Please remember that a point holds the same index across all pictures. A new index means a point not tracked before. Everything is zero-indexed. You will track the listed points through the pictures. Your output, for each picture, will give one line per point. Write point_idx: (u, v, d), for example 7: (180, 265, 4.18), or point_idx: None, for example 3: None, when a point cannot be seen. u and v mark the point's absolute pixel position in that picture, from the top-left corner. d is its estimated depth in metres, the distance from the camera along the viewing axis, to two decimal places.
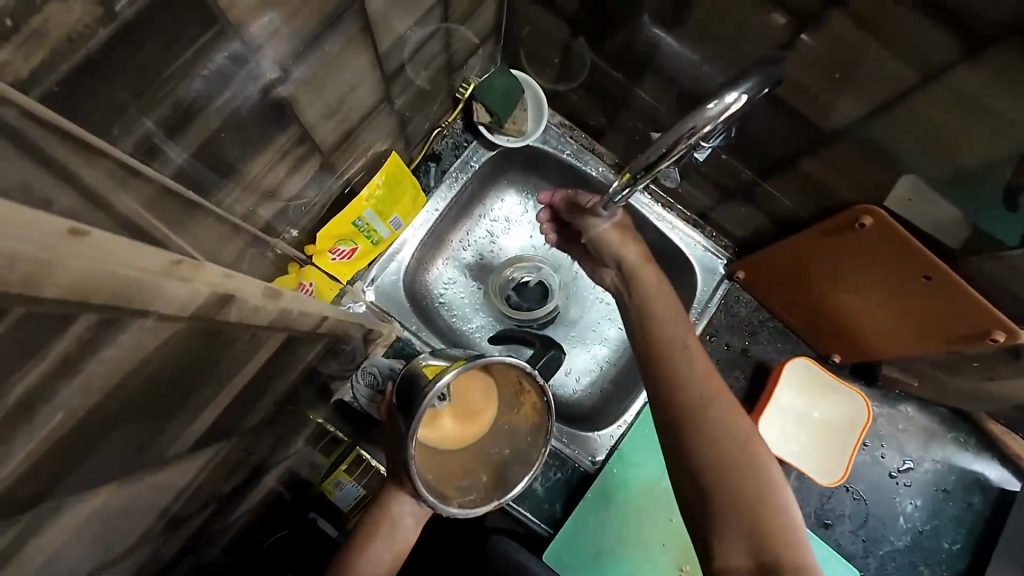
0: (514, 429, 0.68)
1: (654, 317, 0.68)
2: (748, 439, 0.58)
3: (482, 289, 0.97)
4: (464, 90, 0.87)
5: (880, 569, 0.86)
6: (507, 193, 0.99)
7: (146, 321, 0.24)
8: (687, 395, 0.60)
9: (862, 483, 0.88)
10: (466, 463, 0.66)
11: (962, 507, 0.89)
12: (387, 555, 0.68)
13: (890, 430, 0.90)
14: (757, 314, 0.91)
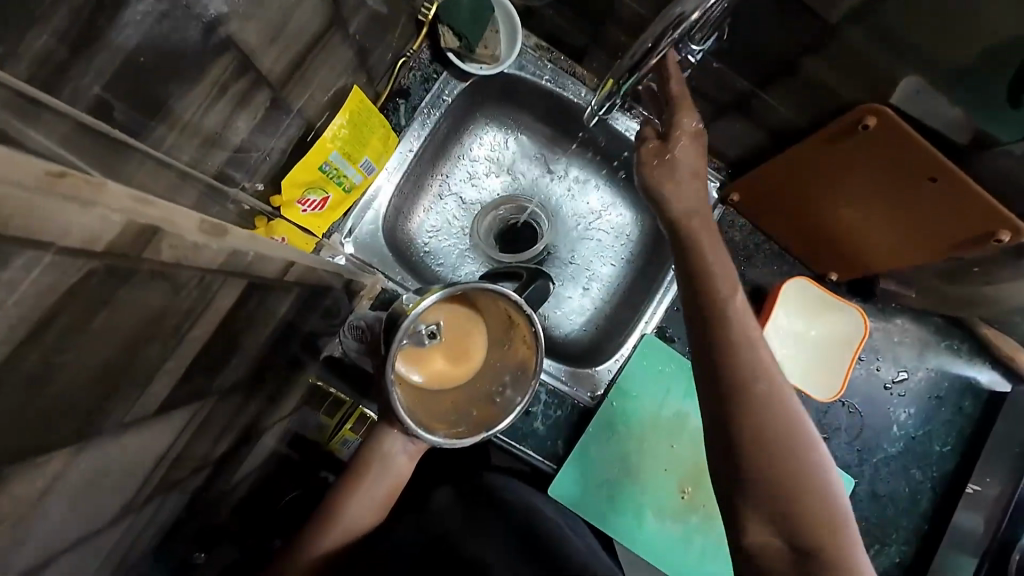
0: (504, 366, 0.67)
1: (708, 284, 0.61)
2: (792, 424, 0.54)
3: (468, 235, 0.93)
4: (426, 10, 0.77)
5: (874, 476, 0.88)
6: (486, 130, 0.93)
7: (44, 254, 0.19)
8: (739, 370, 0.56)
9: (857, 396, 0.89)
10: (458, 400, 0.65)
11: (953, 411, 0.91)
12: (376, 498, 0.69)
13: (885, 342, 0.91)
14: (752, 238, 0.88)
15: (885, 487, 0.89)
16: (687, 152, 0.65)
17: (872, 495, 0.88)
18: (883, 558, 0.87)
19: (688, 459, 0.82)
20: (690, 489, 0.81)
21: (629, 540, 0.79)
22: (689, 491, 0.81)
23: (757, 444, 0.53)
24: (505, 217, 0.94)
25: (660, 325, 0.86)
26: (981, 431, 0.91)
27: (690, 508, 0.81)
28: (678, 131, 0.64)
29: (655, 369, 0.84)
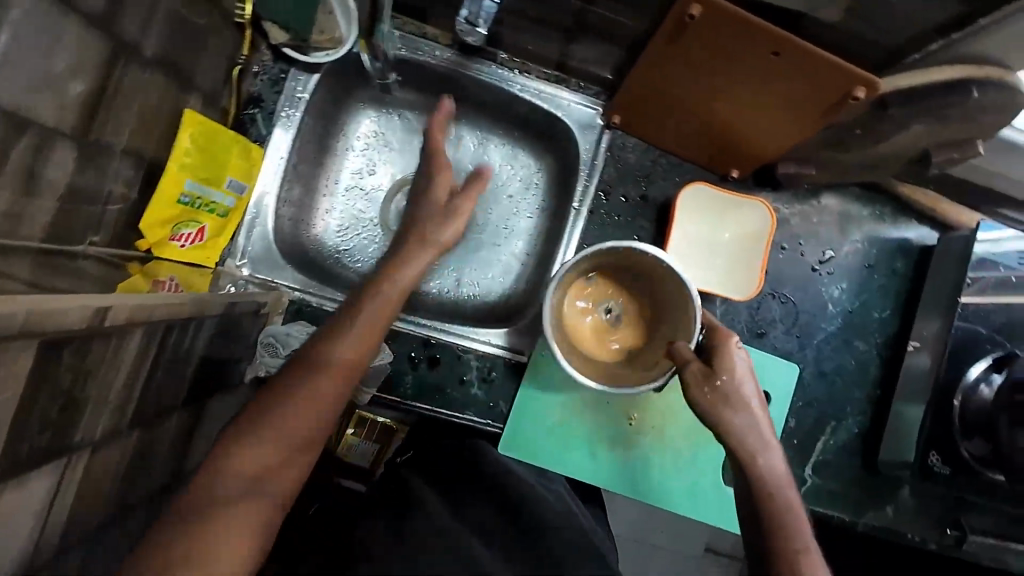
0: (615, 373, 0.78)
1: (776, 477, 0.64)
2: None
3: (379, 225, 0.91)
4: (242, 9, 0.71)
5: (818, 357, 0.90)
6: (363, 115, 0.91)
7: None
8: (783, 542, 0.59)
9: (786, 286, 0.89)
10: (575, 343, 0.80)
11: (886, 275, 0.91)
12: (269, 448, 0.54)
13: (805, 227, 0.90)
14: (648, 156, 0.86)
15: (830, 365, 0.90)
16: (740, 382, 0.68)
17: (819, 376, 0.90)
18: (842, 431, 0.90)
19: None
20: (636, 415, 0.83)
21: (588, 475, 0.82)
22: (636, 417, 0.83)
23: None
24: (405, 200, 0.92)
25: None
26: (917, 287, 0.91)
27: (638, 432, 0.83)
28: (723, 365, 0.69)
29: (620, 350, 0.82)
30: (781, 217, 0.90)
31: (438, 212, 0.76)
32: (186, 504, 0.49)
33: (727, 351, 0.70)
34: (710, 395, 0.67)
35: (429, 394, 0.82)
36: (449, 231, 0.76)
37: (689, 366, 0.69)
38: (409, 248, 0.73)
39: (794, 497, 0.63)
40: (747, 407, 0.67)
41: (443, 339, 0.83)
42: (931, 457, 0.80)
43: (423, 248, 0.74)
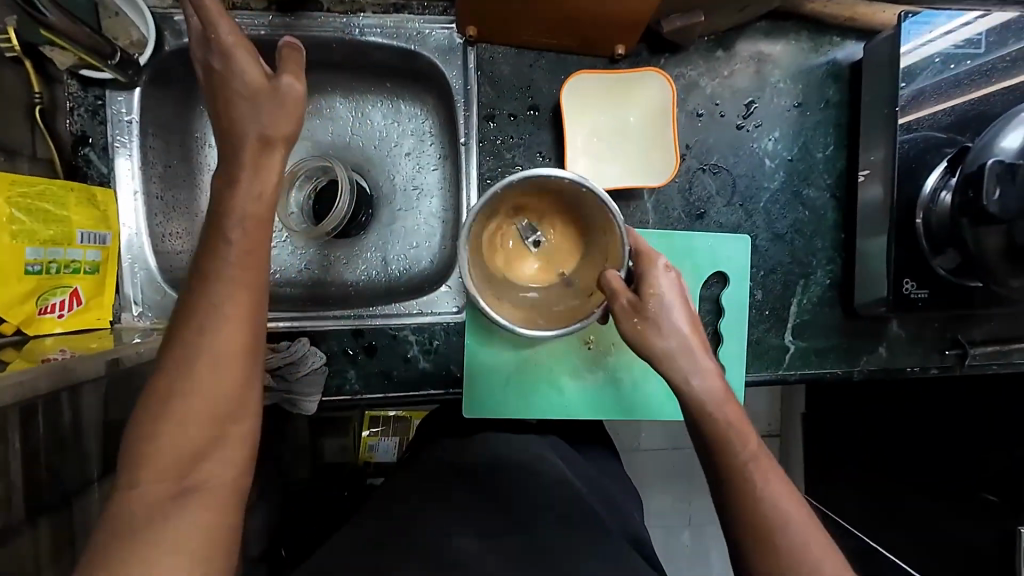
0: (554, 310, 0.70)
1: (705, 386, 0.61)
2: (779, 510, 0.54)
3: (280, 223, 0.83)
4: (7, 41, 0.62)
5: (769, 220, 0.82)
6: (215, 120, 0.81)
7: None
8: (729, 463, 0.58)
9: (716, 154, 0.80)
10: (504, 287, 0.71)
11: (821, 109, 0.82)
12: (164, 465, 0.42)
13: (718, 83, 0.80)
14: (523, 60, 0.77)
15: (784, 223, 0.83)
16: (669, 307, 0.63)
17: (776, 238, 0.83)
18: (813, 287, 0.84)
19: None
20: (593, 337, 0.79)
21: (563, 412, 0.79)
22: (592, 339, 0.79)
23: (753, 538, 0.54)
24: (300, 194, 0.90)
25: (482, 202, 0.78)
26: (856, 111, 0.82)
27: (600, 354, 0.79)
28: (649, 290, 0.63)
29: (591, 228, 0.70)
30: (691, 82, 0.79)
31: (260, 95, 0.53)
32: (103, 534, 0.41)
33: (650, 275, 0.64)
34: (638, 325, 0.63)
35: (376, 382, 0.78)
36: (289, 121, 0.53)
37: (618, 298, 0.63)
38: (254, 159, 0.52)
39: (728, 406, 0.60)
40: (676, 329, 0.62)
41: (371, 324, 0.77)
42: (905, 284, 0.73)
43: (267, 152, 0.52)
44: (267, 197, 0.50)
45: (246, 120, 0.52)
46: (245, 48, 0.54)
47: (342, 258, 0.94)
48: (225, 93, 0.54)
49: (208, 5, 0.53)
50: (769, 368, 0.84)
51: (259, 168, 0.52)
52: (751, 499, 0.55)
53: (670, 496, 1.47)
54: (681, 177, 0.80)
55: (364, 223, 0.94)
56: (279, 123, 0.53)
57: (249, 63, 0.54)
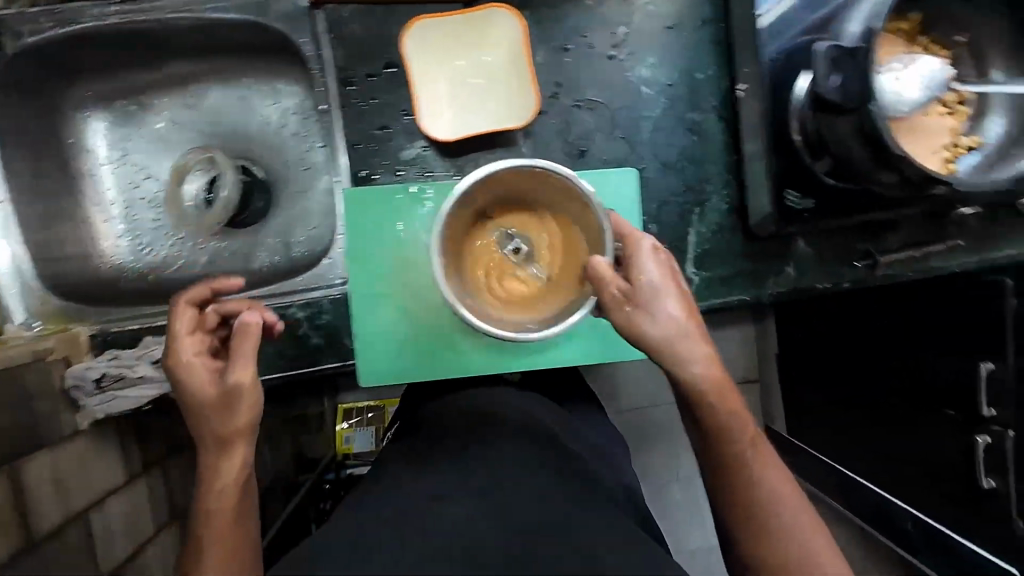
0: (554, 312, 0.65)
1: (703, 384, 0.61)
2: (775, 491, 0.59)
3: (166, 218, 0.90)
4: None
5: (655, 151, 0.79)
6: (96, 120, 0.87)
7: None
8: (726, 451, 0.61)
9: (589, 89, 0.77)
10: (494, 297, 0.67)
11: (697, 28, 0.77)
12: None
13: (583, 13, 0.76)
14: (371, 17, 0.73)
15: (671, 152, 0.80)
16: (661, 293, 0.59)
17: (664, 167, 0.80)
18: (711, 214, 0.81)
19: None
20: None
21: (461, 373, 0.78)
22: None
23: (746, 517, 0.59)
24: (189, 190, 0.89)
25: (352, 170, 0.76)
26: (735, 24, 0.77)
27: None
28: (637, 277, 0.60)
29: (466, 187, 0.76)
30: (553, 16, 0.76)
31: (212, 405, 0.61)
32: None
33: (637, 261, 0.61)
34: (631, 315, 0.59)
35: (273, 362, 0.78)
36: (240, 417, 0.62)
37: (609, 288, 0.59)
38: (207, 449, 0.62)
39: (728, 397, 0.61)
40: (670, 323, 0.59)
41: (259, 305, 0.78)
42: (787, 194, 0.72)
43: (228, 449, 0.62)
44: (231, 477, 0.62)
45: (203, 425, 0.62)
46: (203, 359, 0.63)
47: (245, 248, 0.93)
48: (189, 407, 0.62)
49: (198, 354, 0.63)
50: None
51: (218, 457, 0.62)
52: (750, 483, 0.60)
53: (662, 452, 1.46)
54: (556, 116, 0.77)
55: (261, 210, 0.93)
56: (234, 420, 0.62)
57: (203, 370, 0.62)
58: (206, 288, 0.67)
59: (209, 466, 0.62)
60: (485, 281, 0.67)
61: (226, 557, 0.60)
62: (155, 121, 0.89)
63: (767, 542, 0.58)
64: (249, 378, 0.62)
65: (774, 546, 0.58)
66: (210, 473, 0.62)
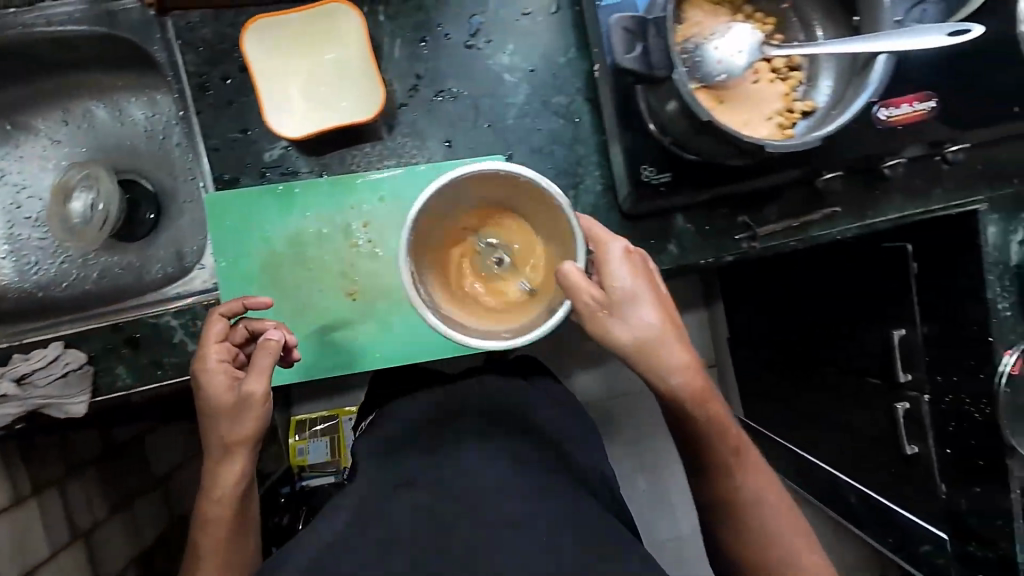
0: (529, 317, 0.61)
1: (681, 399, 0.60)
2: (756, 491, 0.63)
3: (50, 236, 0.90)
4: None
5: (524, 137, 0.79)
6: None
7: None
8: (709, 456, 0.63)
9: (450, 79, 0.78)
10: (473, 304, 0.63)
11: (553, 13, 0.78)
12: None
13: (436, 4, 0.77)
14: (221, 21, 0.74)
15: (540, 136, 0.79)
16: (635, 301, 0.56)
17: (534, 152, 0.79)
18: (586, 193, 0.79)
19: (332, 265, 0.78)
20: (356, 288, 0.78)
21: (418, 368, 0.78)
22: (356, 290, 0.78)
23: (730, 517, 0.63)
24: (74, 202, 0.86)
25: (215, 174, 0.76)
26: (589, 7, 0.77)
27: (367, 304, 0.78)
28: (611, 286, 0.56)
29: (334, 185, 0.77)
30: (406, 11, 0.76)
31: (224, 411, 0.63)
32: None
33: (610, 266, 0.57)
34: (602, 323, 0.56)
35: (150, 373, 0.77)
36: (243, 426, 0.64)
37: (580, 295, 0.55)
38: (212, 452, 0.65)
39: (711, 405, 0.61)
40: (648, 334, 0.57)
41: (130, 318, 0.77)
42: (644, 170, 0.73)
43: (230, 456, 0.64)
44: (231, 480, 0.65)
45: (211, 429, 0.64)
46: (228, 369, 0.65)
47: (136, 261, 0.92)
48: (203, 411, 0.65)
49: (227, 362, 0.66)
50: None
51: (223, 462, 0.65)
52: (733, 488, 0.63)
53: (630, 444, 1.44)
54: (419, 108, 0.78)
55: (153, 222, 0.93)
56: (236, 430, 0.64)
57: (224, 379, 0.64)
58: (239, 303, 0.68)
59: (214, 473, 0.65)
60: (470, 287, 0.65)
61: (223, 560, 0.66)
62: (37, 141, 0.90)
63: (747, 538, 0.63)
64: (261, 390, 0.63)
65: (757, 542, 0.62)
66: (212, 478, 0.65)
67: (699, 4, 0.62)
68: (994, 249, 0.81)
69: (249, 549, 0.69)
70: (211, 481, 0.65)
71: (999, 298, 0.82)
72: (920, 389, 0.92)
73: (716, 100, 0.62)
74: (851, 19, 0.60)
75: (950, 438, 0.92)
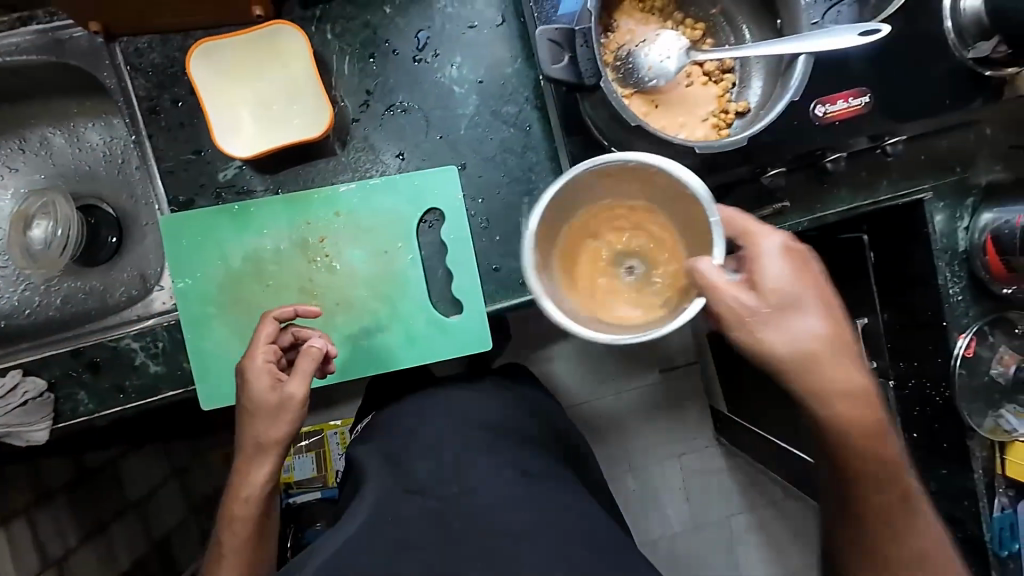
0: (659, 316, 0.59)
1: (859, 436, 0.60)
2: (922, 551, 0.62)
3: (12, 264, 0.91)
4: None
5: (476, 147, 0.80)
6: None
7: None
8: (870, 496, 0.62)
9: (399, 93, 0.79)
10: (598, 305, 0.61)
11: (497, 26, 0.80)
12: None
13: (382, 20, 0.78)
14: (170, 46, 0.75)
15: (491, 145, 0.80)
16: (791, 307, 0.57)
17: (486, 161, 0.80)
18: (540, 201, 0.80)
19: (290, 281, 0.79)
20: (316, 303, 0.79)
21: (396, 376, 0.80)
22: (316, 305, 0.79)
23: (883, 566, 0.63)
24: (37, 232, 0.85)
25: (170, 196, 0.77)
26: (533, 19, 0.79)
27: (327, 318, 0.79)
28: (767, 289, 0.57)
29: (290, 201, 0.78)
30: (352, 29, 0.78)
31: (266, 411, 0.67)
32: None
33: (761, 264, 0.58)
34: (749, 330, 0.57)
35: (111, 397, 0.77)
36: (279, 428, 0.68)
37: (724, 297, 0.56)
38: (245, 449, 0.69)
39: (881, 444, 0.61)
40: (810, 345, 0.58)
41: (90, 342, 0.77)
42: None
43: (264, 454, 0.68)
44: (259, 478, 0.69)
45: (250, 428, 0.68)
46: (271, 374, 0.68)
47: (100, 285, 0.92)
48: (245, 411, 0.68)
49: (271, 368, 0.69)
50: (513, 293, 0.80)
51: (256, 460, 0.68)
52: (897, 539, 0.62)
53: (617, 445, 1.44)
54: (370, 122, 0.79)
55: (116, 245, 0.93)
56: (274, 429, 0.68)
57: (267, 381, 0.68)
58: (291, 309, 0.72)
59: (244, 472, 0.69)
60: (597, 285, 0.62)
61: (245, 551, 0.70)
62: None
63: None
64: (300, 396, 0.68)
65: None
66: (245, 474, 0.69)
67: (629, 14, 0.65)
68: (941, 236, 0.82)
69: (269, 540, 0.73)
70: (242, 478, 0.69)
71: (949, 283, 0.83)
72: (886, 376, 0.94)
73: (650, 104, 0.65)
74: (775, 22, 0.63)
75: (918, 422, 0.92)
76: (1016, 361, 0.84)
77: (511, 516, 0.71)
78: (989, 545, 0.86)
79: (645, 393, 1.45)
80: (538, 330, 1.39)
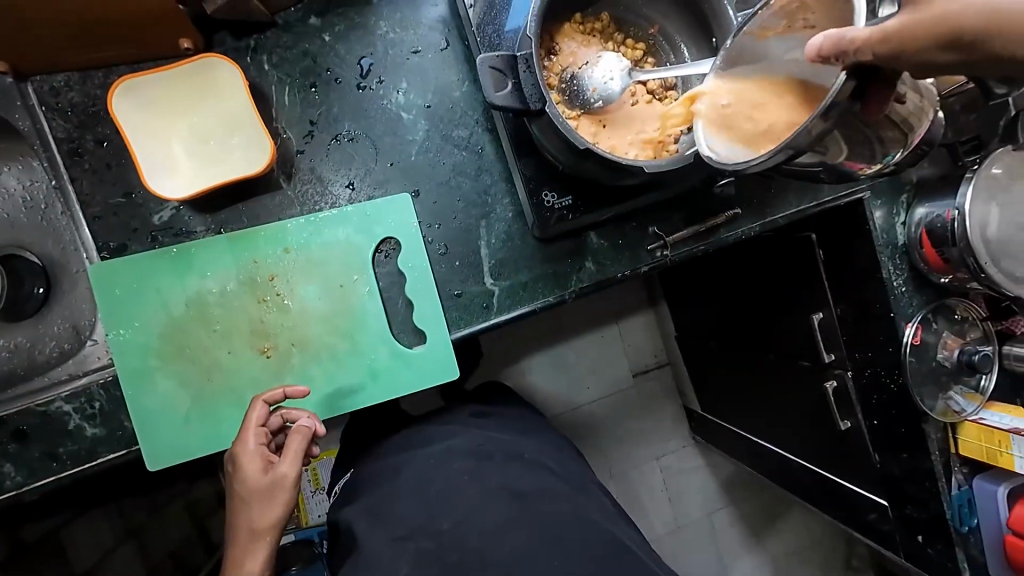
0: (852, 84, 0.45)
1: None
2: None
3: None
4: None
5: (427, 171, 0.79)
6: None
7: None
8: None
9: (345, 121, 0.77)
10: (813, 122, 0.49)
11: (441, 51, 0.79)
12: None
13: (321, 49, 0.76)
14: (91, 84, 0.71)
15: (444, 169, 0.79)
16: None
17: (439, 185, 0.79)
18: (497, 223, 0.79)
19: (239, 322, 0.74)
20: (269, 343, 0.75)
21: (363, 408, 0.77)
22: (269, 345, 0.75)
23: None
24: None
25: (99, 243, 0.72)
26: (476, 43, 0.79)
27: (282, 358, 0.75)
28: None
29: (234, 245, 0.73)
30: (290, 59, 0.76)
31: (256, 496, 0.63)
32: None
33: None
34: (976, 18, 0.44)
35: (43, 467, 0.70)
36: (270, 513, 0.63)
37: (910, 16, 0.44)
38: (236, 542, 0.64)
39: None
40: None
41: (16, 408, 0.70)
42: (545, 195, 0.75)
43: (256, 544, 0.63)
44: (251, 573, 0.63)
45: (241, 517, 0.64)
46: (262, 458, 0.65)
47: (28, 339, 0.85)
48: (236, 501, 0.64)
49: (264, 450, 0.66)
50: (476, 319, 0.78)
51: (247, 551, 0.63)
52: None
53: (600, 452, 1.44)
54: (316, 153, 0.76)
55: (44, 296, 0.85)
56: (266, 514, 0.63)
57: (257, 464, 0.64)
58: (280, 390, 0.70)
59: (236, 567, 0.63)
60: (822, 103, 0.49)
61: None
62: None
63: None
64: (293, 475, 0.64)
65: None
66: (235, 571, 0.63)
67: (570, 36, 0.67)
68: (881, 232, 0.86)
69: None
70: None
71: (894, 276, 0.87)
72: (844, 367, 0.95)
73: (597, 124, 0.65)
74: (709, 40, 0.67)
75: (874, 410, 0.93)
76: (959, 345, 0.88)
77: (498, 548, 0.67)
78: (950, 522, 0.88)
79: (623, 398, 1.45)
80: (511, 344, 1.38)
